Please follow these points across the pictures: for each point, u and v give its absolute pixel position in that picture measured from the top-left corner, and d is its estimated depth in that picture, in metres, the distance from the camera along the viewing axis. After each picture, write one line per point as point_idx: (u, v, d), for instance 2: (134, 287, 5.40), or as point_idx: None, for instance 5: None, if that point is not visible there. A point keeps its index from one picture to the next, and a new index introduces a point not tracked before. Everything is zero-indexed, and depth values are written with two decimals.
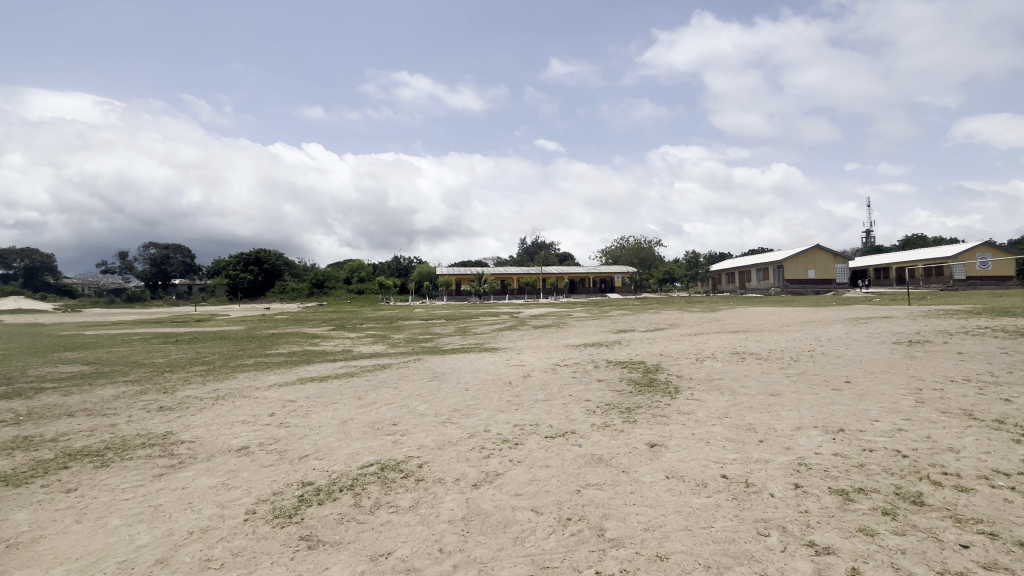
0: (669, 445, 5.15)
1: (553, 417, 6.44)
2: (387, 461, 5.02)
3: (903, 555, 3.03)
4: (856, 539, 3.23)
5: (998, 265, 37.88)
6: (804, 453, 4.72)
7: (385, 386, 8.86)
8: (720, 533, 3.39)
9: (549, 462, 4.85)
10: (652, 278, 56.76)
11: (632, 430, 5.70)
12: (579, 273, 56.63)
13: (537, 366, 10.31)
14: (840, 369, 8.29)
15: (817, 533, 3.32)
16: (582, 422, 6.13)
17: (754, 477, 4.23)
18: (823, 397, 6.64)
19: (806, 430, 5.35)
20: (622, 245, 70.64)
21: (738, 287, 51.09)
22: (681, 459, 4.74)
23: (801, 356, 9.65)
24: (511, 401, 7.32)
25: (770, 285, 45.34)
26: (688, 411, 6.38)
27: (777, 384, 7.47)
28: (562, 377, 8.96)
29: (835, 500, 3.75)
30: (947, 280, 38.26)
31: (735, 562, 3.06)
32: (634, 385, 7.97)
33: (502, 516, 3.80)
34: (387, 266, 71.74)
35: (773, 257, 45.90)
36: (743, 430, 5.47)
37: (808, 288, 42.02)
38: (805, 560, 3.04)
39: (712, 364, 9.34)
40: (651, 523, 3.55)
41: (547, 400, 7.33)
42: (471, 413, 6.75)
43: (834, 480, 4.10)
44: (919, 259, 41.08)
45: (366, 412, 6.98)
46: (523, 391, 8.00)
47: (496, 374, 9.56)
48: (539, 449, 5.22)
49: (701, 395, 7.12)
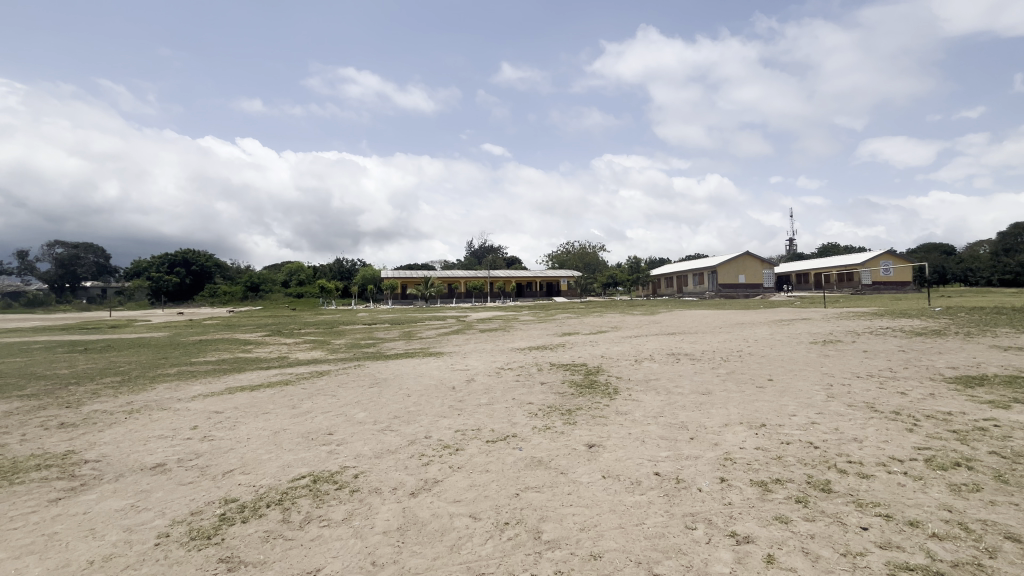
0: (606, 445, 5.29)
1: (496, 420, 6.44)
2: (320, 473, 4.79)
3: (811, 540, 3.27)
4: (772, 527, 3.45)
5: (899, 273, 42.18)
6: (729, 448, 4.99)
7: (321, 394, 8.45)
8: (651, 529, 3.51)
9: (489, 466, 4.82)
10: (597, 282, 58.22)
11: (572, 431, 5.82)
12: (526, 277, 57.06)
13: (482, 369, 10.29)
14: (764, 368, 8.88)
15: (738, 524, 3.52)
16: (524, 425, 6.16)
17: (683, 473, 4.42)
18: (748, 394, 7.07)
19: (732, 426, 5.68)
20: (568, 249, 71.87)
21: (677, 291, 53.62)
22: (617, 458, 4.87)
23: (730, 356, 10.26)
24: (453, 406, 7.24)
25: (705, 289, 47.94)
26: (626, 411, 6.59)
27: (708, 383, 7.88)
28: (506, 381, 8.98)
29: (755, 491, 4.00)
30: (857, 286, 42.22)
31: (663, 557, 3.17)
32: (575, 387, 8.11)
33: (439, 524, 3.73)
34: (329, 267, 69.02)
35: (707, 263, 48.67)
36: (676, 428, 5.72)
37: (738, 291, 44.91)
38: (727, 551, 3.21)
39: (650, 365, 9.71)
40: (587, 524, 3.62)
41: (490, 404, 7.30)
42: (412, 420, 6.60)
43: (755, 473, 4.37)
44: (833, 266, 45.08)
45: (299, 422, 6.64)
46: (466, 396, 7.93)
47: (439, 379, 9.41)
48: (479, 454, 5.19)
49: (638, 396, 7.36)
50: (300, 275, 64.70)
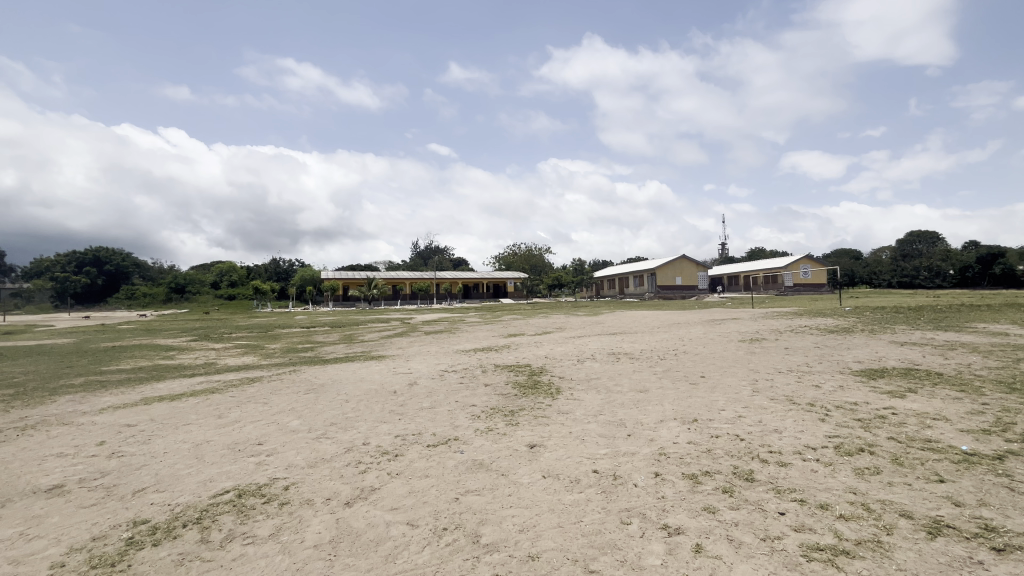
0: (548, 445, 5.34)
1: (438, 424, 6.33)
2: (246, 487, 4.49)
3: (736, 528, 3.45)
4: (701, 517, 3.61)
5: (816, 275, 45.94)
6: (664, 443, 5.20)
7: (250, 402, 7.95)
8: (589, 526, 3.57)
9: (429, 471, 4.72)
10: (542, 283, 58.98)
11: (514, 432, 5.83)
12: (472, 278, 56.86)
13: (425, 372, 10.10)
14: (697, 365, 9.35)
15: (670, 516, 3.65)
16: (466, 428, 6.10)
17: (620, 470, 4.54)
18: (682, 391, 7.41)
19: (667, 422, 5.92)
20: (514, 250, 72.37)
21: (619, 292, 55.46)
22: (557, 458, 4.93)
23: (666, 355, 10.72)
24: (394, 411, 7.04)
25: (645, 291, 49.90)
26: (567, 410, 6.70)
27: (646, 381, 8.18)
28: (450, 383, 8.87)
29: (687, 484, 4.18)
30: (780, 288, 45.54)
31: (599, 553, 3.24)
32: (518, 388, 8.15)
33: (374, 533, 3.60)
34: (264, 268, 65.31)
35: (647, 265, 50.69)
36: (615, 426, 5.88)
37: (675, 293, 47.08)
38: (659, 543, 3.32)
39: (592, 365, 9.94)
40: (525, 525, 3.62)
41: (432, 407, 7.17)
42: (350, 426, 6.36)
43: (686, 466, 4.57)
44: (759, 269, 48.37)
45: (226, 433, 6.21)
46: (408, 400, 7.74)
47: (380, 383, 9.13)
48: (419, 459, 5.07)
49: (579, 395, 7.51)
50: (232, 276, 60.81)
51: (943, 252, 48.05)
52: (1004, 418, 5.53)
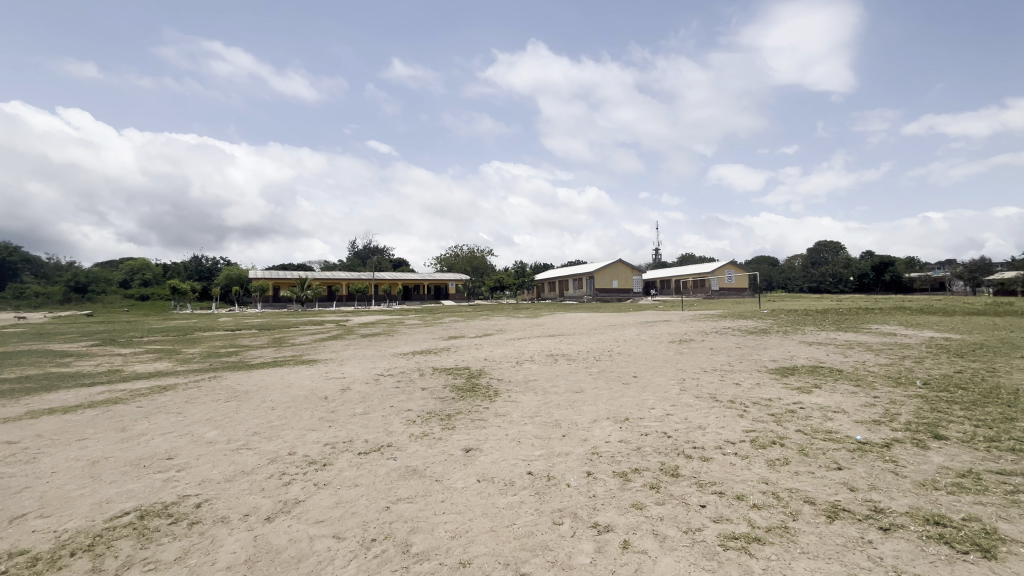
0: (483, 448, 5.31)
1: (371, 430, 6.11)
2: (150, 507, 4.08)
3: (661, 522, 3.59)
4: (629, 514, 3.73)
5: (738, 280, 49.39)
6: (596, 443, 5.33)
7: (161, 412, 7.27)
8: (521, 528, 3.58)
9: (358, 480, 4.54)
10: (484, 285, 58.92)
11: (450, 436, 5.74)
12: (413, 279, 55.81)
13: (359, 377, 9.73)
14: (630, 366, 9.71)
15: (600, 515, 3.74)
16: (401, 433, 5.93)
17: (554, 471, 4.60)
18: (616, 391, 7.66)
19: (600, 422, 6.08)
20: (456, 252, 71.84)
21: (559, 295, 56.63)
22: (492, 461, 4.91)
23: (602, 356, 11.04)
24: (324, 418, 6.71)
25: (583, 293, 51.31)
26: (504, 412, 6.71)
27: (582, 382, 8.38)
28: (386, 387, 8.62)
29: (617, 481, 4.31)
30: (707, 291, 48.54)
31: (531, 555, 3.24)
32: (456, 392, 8.06)
33: (296, 549, 3.40)
34: (183, 266, 60.24)
35: (586, 269, 52.18)
36: (550, 427, 5.96)
37: (612, 295, 48.77)
38: (589, 542, 3.39)
39: (530, 367, 10.04)
40: (458, 530, 3.57)
41: (365, 413, 6.91)
42: (275, 435, 5.99)
43: (617, 464, 4.71)
44: (688, 274, 51.29)
45: (129, 447, 5.62)
46: (340, 406, 7.42)
47: (309, 389, 8.68)
48: (349, 468, 4.86)
49: (517, 397, 7.56)
50: (145, 275, 55.61)
51: (845, 261, 53.40)
52: (892, 409, 6.20)
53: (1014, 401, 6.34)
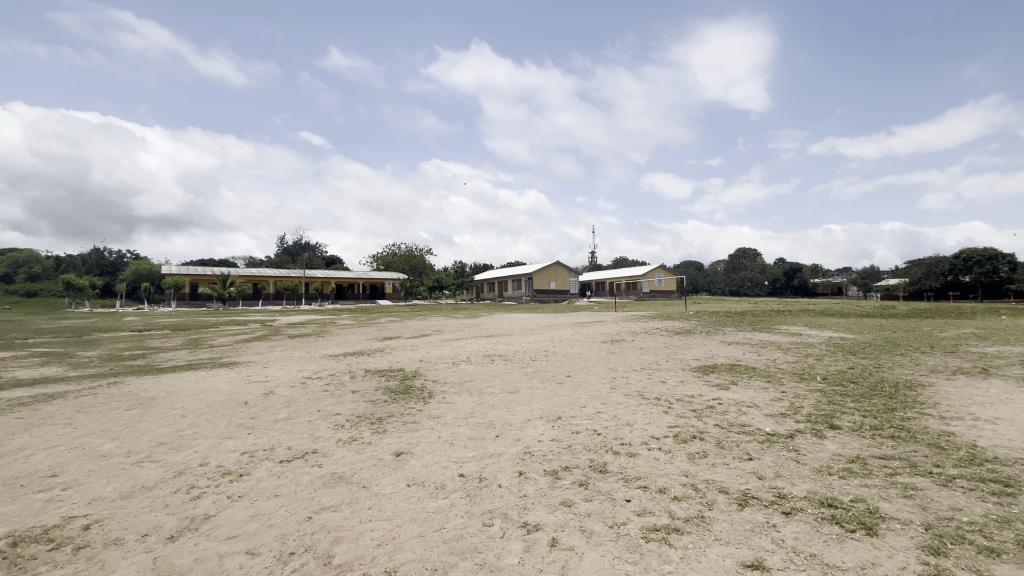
0: (415, 452, 5.19)
1: (295, 436, 5.79)
2: (27, 533, 3.59)
3: (588, 518, 3.68)
4: (558, 512, 3.79)
5: (667, 283, 52.14)
6: (529, 442, 5.39)
7: (47, 423, 6.44)
8: (451, 532, 3.53)
9: (279, 490, 4.27)
10: (422, 285, 57.95)
11: (380, 441, 5.56)
12: (347, 278, 53.75)
13: (284, 380, 9.19)
14: (564, 365, 9.93)
15: (530, 514, 3.77)
16: (328, 439, 5.67)
17: (485, 472, 4.58)
18: (550, 391, 7.78)
19: (534, 421, 6.15)
20: (394, 251, 69.99)
21: (498, 295, 56.88)
22: (423, 464, 4.82)
23: (537, 356, 11.20)
24: (243, 425, 6.26)
25: (522, 294, 51.90)
26: (438, 414, 6.61)
27: (516, 382, 8.45)
28: (313, 391, 8.21)
29: (548, 480, 4.37)
30: (639, 292, 50.81)
31: (459, 559, 3.20)
32: (388, 394, 7.82)
33: (203, 569, 3.13)
34: (81, 260, 53.97)
35: (525, 270, 52.86)
36: (484, 427, 5.94)
37: (550, 296, 49.76)
38: (518, 541, 3.40)
39: (466, 367, 9.98)
40: (384, 538, 3.45)
41: (289, 419, 6.53)
42: (185, 445, 5.50)
43: (548, 463, 4.77)
44: (622, 276, 53.47)
45: (3, 465, 4.92)
46: (261, 411, 6.96)
47: (227, 394, 8.06)
48: (268, 477, 4.56)
49: (452, 398, 7.48)
50: (32, 269, 49.21)
51: (760, 267, 58.07)
52: (796, 403, 6.80)
53: (894, 392, 7.18)
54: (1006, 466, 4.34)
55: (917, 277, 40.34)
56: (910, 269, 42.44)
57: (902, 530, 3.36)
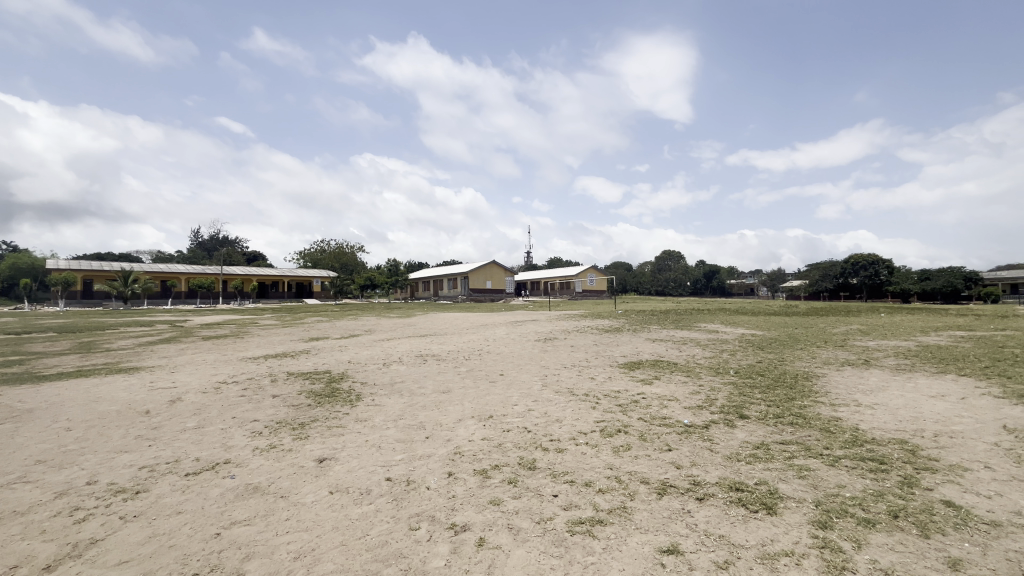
0: (339, 457, 4.96)
1: (204, 446, 5.33)
2: None
3: (516, 515, 3.71)
4: (486, 511, 3.78)
5: (599, 283, 54.01)
6: (459, 442, 5.34)
7: None
8: (375, 539, 3.41)
9: (182, 507, 3.90)
10: (354, 284, 55.81)
11: (302, 447, 5.27)
12: (271, 275, 50.50)
13: (195, 385, 8.44)
14: (497, 364, 9.96)
15: (458, 515, 3.73)
16: (242, 447, 5.28)
17: (414, 474, 4.48)
18: (482, 389, 7.77)
19: (465, 421, 6.10)
20: (322, 247, 66.74)
21: (433, 294, 56.04)
22: (348, 469, 4.62)
23: (471, 355, 11.13)
24: (143, 436, 5.67)
25: (458, 293, 51.50)
26: (366, 417, 6.38)
27: (449, 382, 8.35)
28: (228, 396, 7.62)
29: (477, 479, 4.36)
30: (572, 292, 52.20)
31: (382, 566, 3.09)
32: (313, 398, 7.41)
33: None
34: None
35: (461, 268, 52.48)
36: (414, 429, 5.81)
37: (485, 295, 49.76)
38: (445, 544, 3.35)
39: (397, 368, 9.72)
40: (303, 550, 3.27)
41: (199, 428, 6.00)
42: (69, 462, 4.87)
43: (478, 462, 4.76)
44: (556, 276, 54.71)
45: None
46: (166, 420, 6.34)
47: (124, 403, 7.25)
48: (171, 493, 4.16)
49: (381, 400, 7.24)
50: None
51: (683, 269, 61.81)
52: (711, 395, 7.31)
53: (794, 384, 7.93)
54: (881, 446, 4.94)
55: (815, 279, 44.81)
56: (810, 272, 47.08)
57: (796, 507, 3.71)
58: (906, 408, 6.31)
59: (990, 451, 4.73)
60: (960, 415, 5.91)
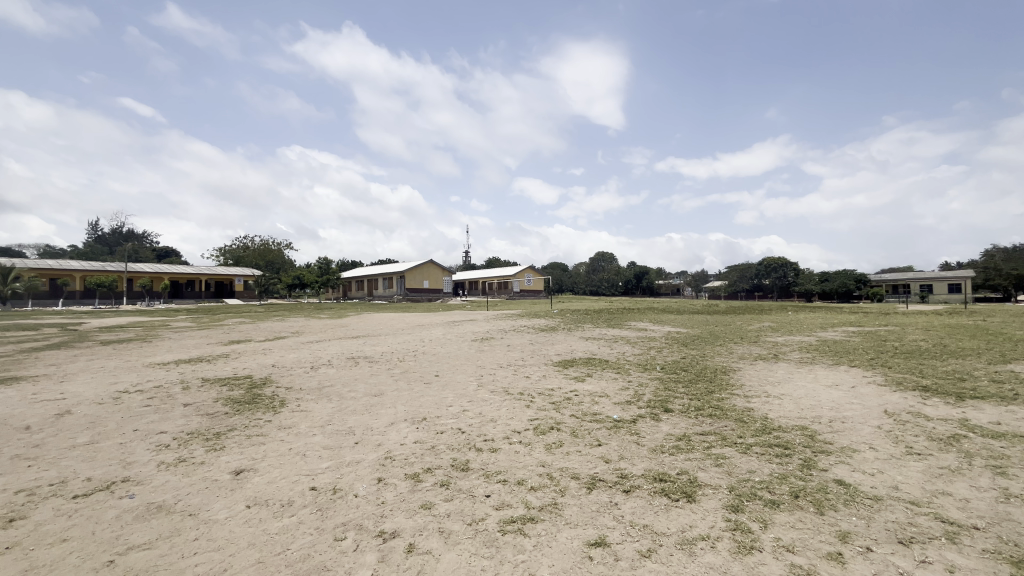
0: (259, 468, 4.64)
1: (99, 464, 4.78)
2: None
3: (447, 518, 3.66)
4: (417, 516, 3.70)
5: (536, 283, 54.79)
6: (391, 446, 5.18)
7: None
8: (296, 553, 3.22)
9: (68, 534, 3.47)
10: (280, 283, 52.69)
11: (216, 459, 4.88)
12: (185, 273, 46.44)
13: (90, 396, 7.56)
14: (432, 365, 9.81)
15: (387, 522, 3.61)
16: (146, 463, 4.79)
17: (341, 482, 4.29)
18: (416, 391, 7.61)
19: (397, 424, 5.93)
20: (245, 244, 62.45)
21: (367, 294, 54.21)
22: (268, 481, 4.33)
23: (405, 356, 10.87)
24: (22, 456, 4.99)
25: (394, 293, 50.19)
26: (290, 424, 6.02)
27: (381, 385, 8.09)
28: (131, 406, 6.90)
29: (408, 484, 4.25)
30: (510, 292, 52.58)
31: None
32: (230, 405, 6.89)
33: None
34: None
35: (397, 267, 51.18)
36: (342, 435, 5.56)
37: (422, 296, 48.85)
38: (372, 552, 3.23)
39: (326, 371, 9.28)
40: (213, 571, 3.02)
41: (93, 443, 5.37)
42: None
43: (409, 467, 4.64)
44: (494, 276, 54.85)
45: None
46: (52, 436, 5.62)
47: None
48: (55, 519, 3.68)
49: (308, 405, 6.88)
50: None
51: (615, 270, 64.19)
52: (639, 391, 7.65)
53: (713, 378, 8.48)
54: (786, 433, 5.41)
55: (734, 279, 48.19)
56: (729, 274, 50.58)
57: (712, 494, 3.96)
58: (807, 398, 6.97)
59: (874, 433, 5.32)
60: (851, 402, 6.61)
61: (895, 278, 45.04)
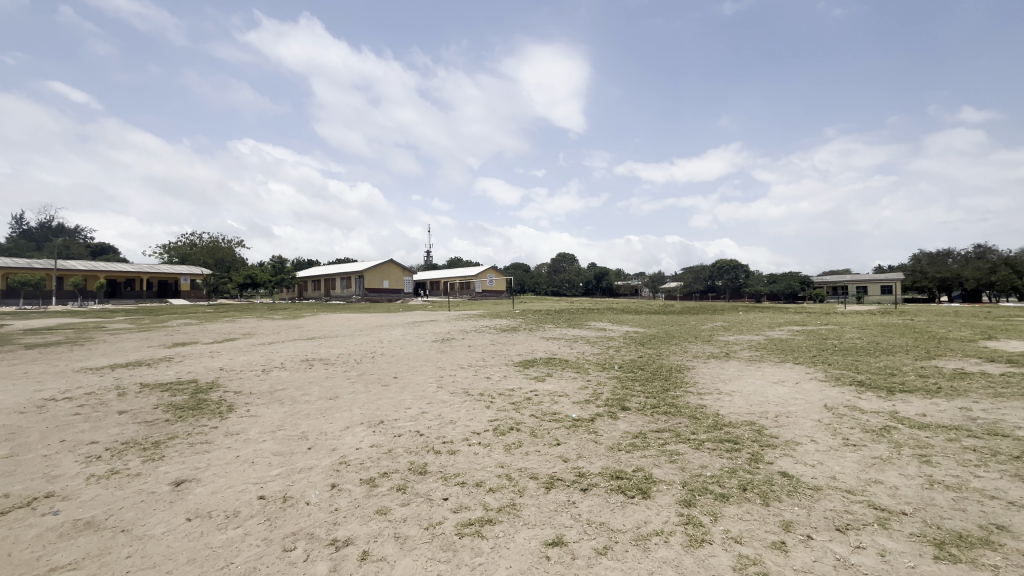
0: (202, 478, 4.39)
1: (18, 479, 4.37)
2: None
3: (404, 523, 3.58)
4: (372, 522, 3.60)
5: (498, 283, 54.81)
6: (346, 451, 5.03)
7: None
8: (241, 567, 3.06)
9: None
10: (231, 282, 50.29)
11: (155, 469, 4.58)
12: (124, 272, 43.54)
13: (10, 404, 6.93)
14: (391, 367, 9.61)
15: (340, 529, 3.49)
16: (74, 476, 4.44)
17: (291, 490, 4.12)
18: (374, 394, 7.43)
19: (353, 428, 5.77)
20: (192, 241, 59.25)
21: (324, 294, 52.59)
22: (212, 491, 4.10)
23: (363, 358, 10.61)
24: None
25: (352, 293, 48.93)
26: (239, 430, 5.74)
27: (337, 387, 7.85)
28: (58, 415, 6.39)
29: (363, 489, 4.13)
30: (472, 292, 52.37)
31: None
32: (172, 412, 6.50)
33: None
34: None
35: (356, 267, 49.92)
36: (294, 440, 5.35)
37: (382, 296, 47.88)
38: (324, 562, 3.12)
39: (278, 374, 8.92)
40: None
41: (12, 456, 4.92)
42: None
43: (365, 471, 4.51)
44: (456, 276, 54.47)
45: None
46: None
47: None
48: None
49: (257, 410, 6.58)
50: None
51: (576, 270, 65.09)
52: (597, 390, 7.78)
53: (668, 376, 8.73)
54: (735, 428, 5.64)
55: (688, 280, 49.88)
56: (684, 275, 52.31)
57: (666, 489, 4.07)
58: (755, 394, 7.30)
59: (815, 426, 5.63)
60: (794, 398, 6.97)
61: (835, 280, 47.92)
